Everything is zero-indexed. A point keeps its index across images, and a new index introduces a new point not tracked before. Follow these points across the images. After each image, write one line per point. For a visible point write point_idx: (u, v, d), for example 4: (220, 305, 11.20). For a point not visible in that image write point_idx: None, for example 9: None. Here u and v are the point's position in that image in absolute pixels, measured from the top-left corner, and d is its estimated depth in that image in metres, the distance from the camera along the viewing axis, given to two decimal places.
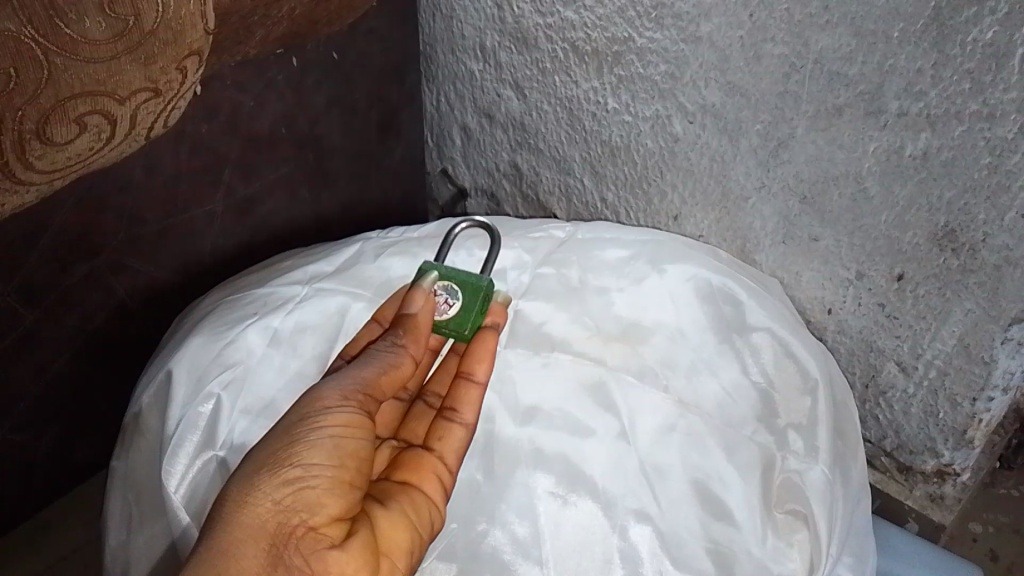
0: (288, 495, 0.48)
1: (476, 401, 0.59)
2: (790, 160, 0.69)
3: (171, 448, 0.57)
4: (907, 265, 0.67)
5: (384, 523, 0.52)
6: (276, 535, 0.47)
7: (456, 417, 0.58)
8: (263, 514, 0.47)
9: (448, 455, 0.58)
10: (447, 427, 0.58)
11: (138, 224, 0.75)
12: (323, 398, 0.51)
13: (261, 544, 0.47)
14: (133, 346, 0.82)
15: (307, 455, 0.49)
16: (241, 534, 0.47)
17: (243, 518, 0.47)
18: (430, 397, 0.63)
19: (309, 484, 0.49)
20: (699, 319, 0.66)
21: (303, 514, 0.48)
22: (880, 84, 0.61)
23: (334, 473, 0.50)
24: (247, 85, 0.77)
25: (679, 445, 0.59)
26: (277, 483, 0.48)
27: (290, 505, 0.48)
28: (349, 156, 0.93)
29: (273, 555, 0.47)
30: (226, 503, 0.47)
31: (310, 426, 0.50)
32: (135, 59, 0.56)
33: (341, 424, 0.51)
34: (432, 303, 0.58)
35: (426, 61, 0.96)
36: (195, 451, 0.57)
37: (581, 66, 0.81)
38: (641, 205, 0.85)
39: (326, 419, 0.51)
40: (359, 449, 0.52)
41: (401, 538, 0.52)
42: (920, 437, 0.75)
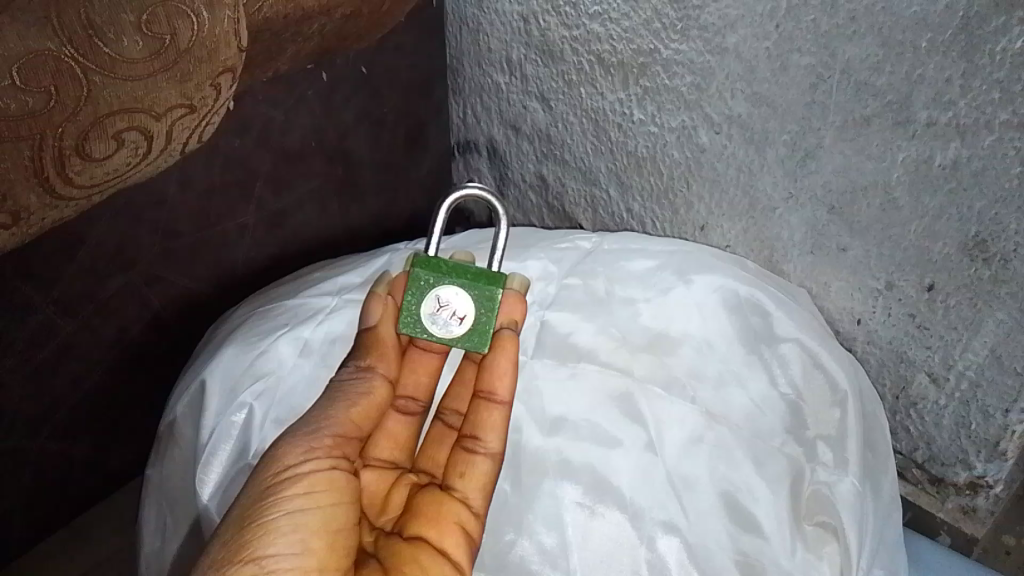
0: None
1: (500, 425, 0.59)
2: (817, 170, 0.69)
3: (206, 456, 0.58)
4: (937, 275, 0.67)
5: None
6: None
7: (474, 451, 0.58)
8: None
9: (466, 496, 0.58)
10: (466, 462, 0.59)
11: (172, 236, 0.77)
12: (280, 477, 0.53)
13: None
14: (167, 357, 0.83)
15: (268, 548, 0.50)
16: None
17: None
18: (449, 416, 0.65)
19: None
20: (726, 330, 0.66)
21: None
22: (909, 93, 0.61)
23: (294, 564, 0.50)
24: (278, 100, 0.79)
25: (707, 456, 0.59)
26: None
27: None
28: (377, 169, 0.94)
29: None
30: None
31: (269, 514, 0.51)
32: (171, 77, 0.57)
33: (302, 497, 0.53)
34: (389, 318, 0.60)
35: (453, 74, 0.97)
36: (230, 459, 0.58)
37: (606, 78, 0.81)
38: (667, 216, 0.85)
39: (287, 499, 0.52)
40: (324, 520, 0.53)
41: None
42: (952, 450, 0.74)
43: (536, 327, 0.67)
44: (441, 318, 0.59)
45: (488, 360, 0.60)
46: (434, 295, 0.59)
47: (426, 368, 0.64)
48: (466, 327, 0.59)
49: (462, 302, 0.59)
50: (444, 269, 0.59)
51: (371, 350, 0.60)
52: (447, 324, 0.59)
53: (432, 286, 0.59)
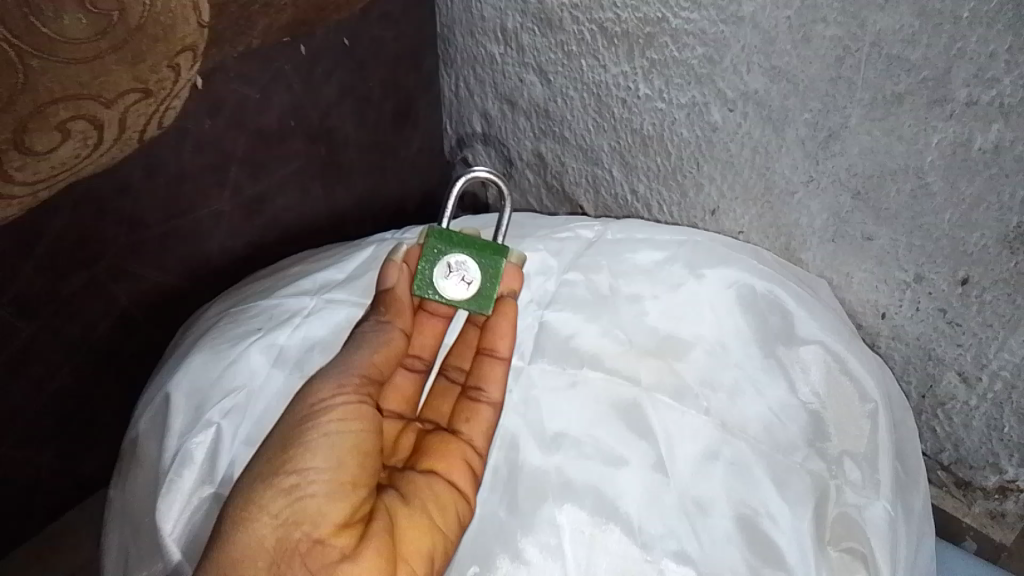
0: (286, 507, 0.49)
1: (500, 379, 0.58)
2: (841, 152, 0.63)
3: (167, 484, 0.53)
4: (972, 268, 0.61)
5: (401, 526, 0.52)
6: (280, 548, 0.48)
7: (480, 399, 0.57)
8: (263, 532, 0.48)
9: (474, 439, 0.57)
10: (472, 409, 0.57)
11: (139, 227, 0.70)
12: (309, 406, 0.52)
13: (266, 560, 0.48)
14: (140, 354, 0.78)
15: (302, 465, 0.49)
16: (247, 551, 0.47)
17: (245, 535, 0.48)
18: (452, 372, 0.62)
19: (305, 492, 0.49)
20: (742, 331, 0.60)
21: (308, 525, 0.48)
22: (948, 69, 0.54)
23: (325, 482, 0.50)
24: (253, 76, 0.72)
25: (722, 475, 0.54)
26: (273, 496, 0.49)
27: (289, 518, 0.48)
28: (362, 147, 0.88)
29: (279, 568, 0.47)
30: (228, 521, 0.48)
31: (302, 436, 0.50)
32: (121, 58, 0.51)
33: (336, 423, 0.51)
34: (406, 273, 0.57)
35: (443, 44, 0.90)
36: (193, 487, 0.53)
37: (609, 49, 0.74)
38: (675, 199, 0.78)
39: (319, 424, 0.51)
40: (355, 444, 0.52)
41: (417, 534, 0.52)
42: (981, 452, 0.69)
43: (534, 329, 0.61)
44: (449, 283, 0.58)
45: (490, 318, 0.58)
46: (446, 260, 0.58)
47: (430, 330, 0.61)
48: (473, 291, 0.58)
49: (471, 268, 0.58)
50: (456, 235, 0.58)
51: (387, 300, 0.57)
52: (454, 288, 0.58)
53: (442, 247, 0.58)
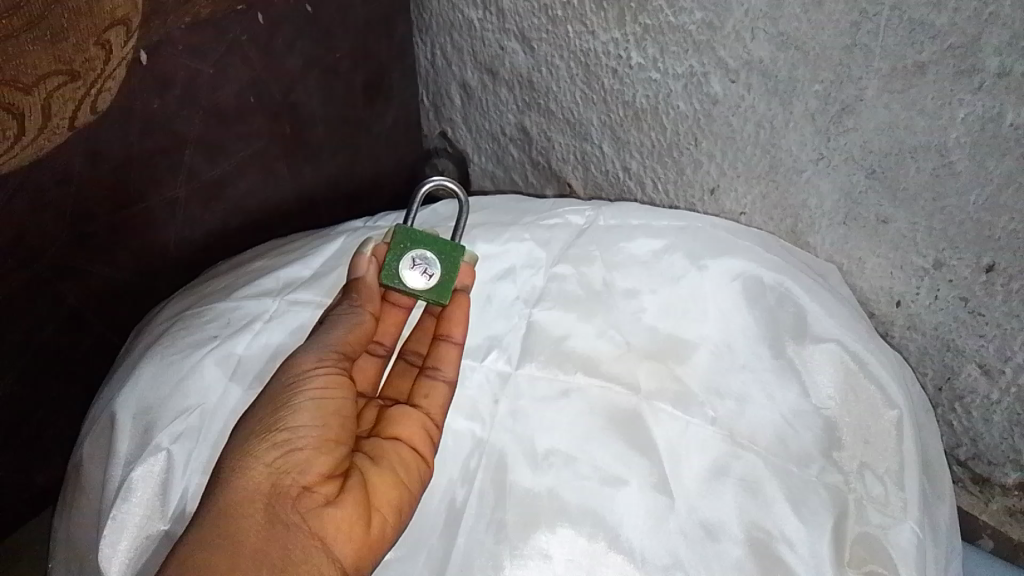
0: (277, 456, 0.45)
1: (456, 360, 0.53)
2: (855, 128, 0.55)
3: (111, 519, 0.50)
4: (999, 254, 0.54)
5: (377, 483, 0.48)
6: (273, 493, 0.44)
7: (438, 376, 0.53)
8: (256, 478, 0.44)
9: (434, 411, 0.52)
10: (431, 385, 0.53)
11: (83, 220, 0.63)
12: (295, 363, 0.48)
13: (259, 505, 0.44)
14: (90, 357, 0.71)
15: (293, 418, 0.47)
16: (239, 496, 0.44)
17: (239, 481, 0.44)
18: (411, 356, 0.57)
19: (296, 440, 0.46)
20: (748, 328, 0.56)
21: (298, 472, 0.45)
22: (978, 36, 0.47)
23: (314, 433, 0.47)
24: (205, 49, 0.64)
25: (734, 492, 0.50)
26: (266, 444, 0.45)
27: (281, 465, 0.45)
28: (331, 124, 0.81)
29: (273, 514, 0.44)
30: (223, 468, 0.45)
31: (290, 392, 0.47)
32: (38, 36, 0.45)
33: (323, 383, 0.48)
34: (376, 263, 0.53)
35: (417, 9, 0.83)
36: (141, 521, 0.50)
37: (598, 15, 0.66)
38: (671, 177, 0.70)
39: (305, 382, 0.48)
40: (339, 401, 0.49)
41: (392, 493, 0.49)
42: (1002, 448, 0.63)
43: (522, 329, 0.56)
44: (410, 273, 0.53)
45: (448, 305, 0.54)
46: (410, 252, 0.53)
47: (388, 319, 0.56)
48: (432, 283, 0.53)
49: (434, 262, 0.54)
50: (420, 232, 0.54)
51: (355, 286, 0.52)
52: (414, 279, 0.53)
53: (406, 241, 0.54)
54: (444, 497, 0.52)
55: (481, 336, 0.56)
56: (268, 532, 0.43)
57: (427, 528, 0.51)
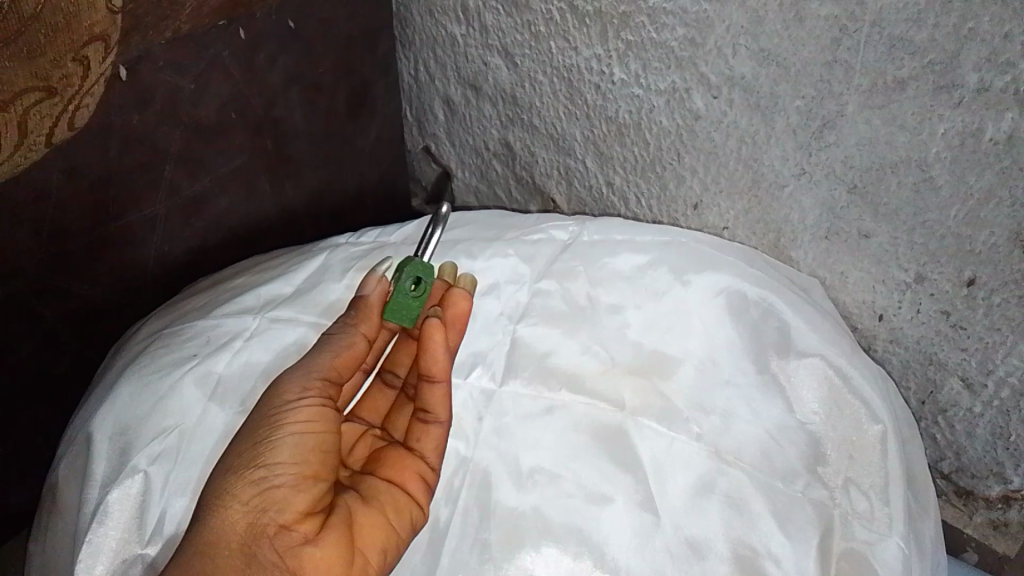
0: (255, 494, 0.45)
1: (443, 402, 0.50)
2: (836, 143, 0.56)
3: (87, 544, 0.49)
4: (980, 268, 0.54)
5: (364, 522, 0.48)
6: (251, 531, 0.44)
7: (429, 418, 0.51)
8: (233, 515, 0.44)
9: (429, 454, 0.51)
10: (422, 427, 0.51)
11: (62, 237, 0.62)
12: (276, 399, 0.48)
13: (232, 545, 0.43)
14: (67, 376, 0.70)
15: (272, 454, 0.46)
16: (214, 536, 0.43)
17: (215, 521, 0.44)
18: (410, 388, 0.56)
19: (276, 476, 0.45)
20: (734, 343, 0.56)
21: (278, 508, 0.45)
22: (957, 52, 0.47)
23: (295, 468, 0.46)
24: (186, 65, 0.64)
25: (718, 509, 0.50)
26: (245, 480, 0.45)
27: (258, 504, 0.44)
28: (314, 139, 0.80)
29: (250, 553, 0.43)
30: (200, 506, 0.44)
31: (270, 427, 0.47)
32: (14, 52, 0.46)
33: (304, 420, 0.47)
34: (384, 286, 0.53)
35: (400, 24, 0.82)
36: (119, 546, 0.49)
37: (581, 31, 0.66)
38: (654, 192, 0.70)
39: (286, 418, 0.47)
40: (319, 434, 0.48)
41: (378, 531, 0.48)
42: (985, 461, 0.62)
43: (506, 345, 0.56)
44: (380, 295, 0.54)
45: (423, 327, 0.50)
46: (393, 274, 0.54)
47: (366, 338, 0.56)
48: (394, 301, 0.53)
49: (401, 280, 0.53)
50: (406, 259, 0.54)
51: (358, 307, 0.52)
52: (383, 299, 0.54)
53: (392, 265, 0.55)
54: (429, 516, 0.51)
55: (464, 353, 0.56)
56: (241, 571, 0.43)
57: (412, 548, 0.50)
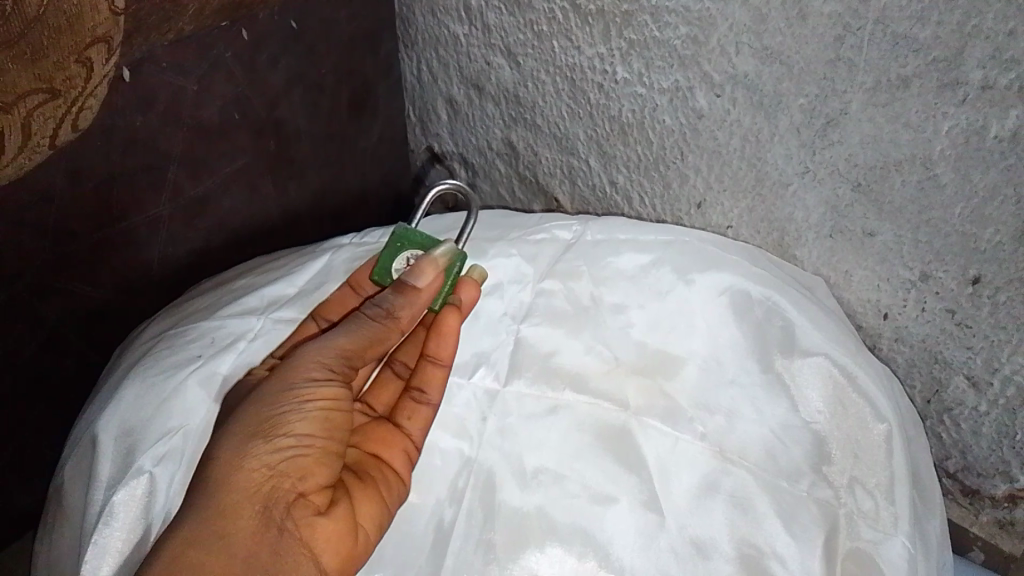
0: (276, 460, 0.45)
1: (440, 383, 0.54)
2: (840, 141, 0.55)
3: (91, 545, 0.49)
4: (985, 266, 0.54)
5: (362, 498, 0.49)
6: (272, 497, 0.44)
7: (423, 398, 0.54)
8: (255, 481, 0.44)
9: (416, 432, 0.54)
10: (414, 406, 0.54)
11: (65, 238, 0.62)
12: (300, 368, 0.48)
13: (253, 506, 0.44)
14: (72, 377, 0.70)
15: (295, 423, 0.46)
16: (237, 494, 0.43)
17: (238, 479, 0.44)
18: (398, 366, 0.58)
19: (294, 447, 0.46)
20: (737, 343, 0.56)
21: (296, 479, 0.46)
22: (961, 49, 0.47)
23: (309, 441, 0.47)
24: (189, 65, 0.64)
25: (722, 508, 0.50)
26: (267, 447, 0.45)
27: (279, 470, 0.45)
28: (317, 140, 0.80)
29: (269, 519, 0.44)
30: (220, 463, 0.44)
31: (297, 397, 0.47)
32: (18, 55, 0.45)
33: (329, 395, 0.48)
34: (435, 274, 0.52)
35: (403, 25, 0.82)
36: (124, 547, 0.49)
37: (584, 30, 0.66)
38: (657, 191, 0.70)
39: (314, 391, 0.47)
40: (336, 409, 0.48)
41: (375, 507, 0.49)
42: (991, 460, 0.62)
43: (510, 345, 0.56)
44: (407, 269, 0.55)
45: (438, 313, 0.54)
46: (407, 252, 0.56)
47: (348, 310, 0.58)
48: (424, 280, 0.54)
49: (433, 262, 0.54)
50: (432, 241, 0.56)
51: (401, 291, 0.51)
52: None
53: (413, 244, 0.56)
54: (431, 516, 0.51)
55: (468, 353, 0.56)
56: (260, 537, 0.43)
57: (416, 548, 0.50)
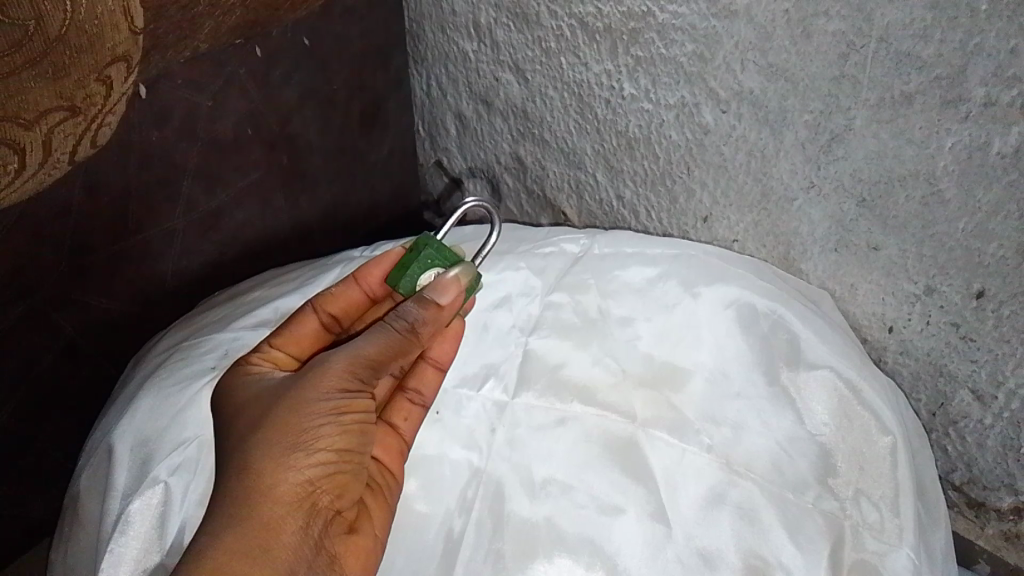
0: (312, 475, 0.45)
1: (435, 382, 0.55)
2: (844, 157, 0.56)
3: (107, 553, 0.50)
4: (989, 281, 0.55)
5: (371, 505, 0.50)
6: (306, 514, 0.45)
7: (417, 398, 0.54)
8: (291, 497, 0.44)
9: (408, 431, 0.54)
10: (406, 405, 0.54)
11: (83, 252, 0.63)
12: (337, 378, 0.46)
13: (291, 522, 0.44)
14: (87, 388, 0.71)
15: (329, 438, 0.46)
16: (275, 511, 0.44)
17: (275, 496, 0.44)
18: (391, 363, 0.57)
19: (327, 462, 0.46)
20: (744, 356, 0.56)
21: (329, 495, 0.46)
22: (963, 67, 0.48)
23: (340, 453, 0.47)
24: (204, 82, 0.65)
25: (729, 520, 0.50)
26: (303, 461, 0.45)
27: (313, 485, 0.45)
28: (328, 154, 0.82)
29: (304, 536, 0.45)
30: (257, 476, 0.44)
31: (333, 411, 0.46)
32: (40, 73, 0.46)
33: (362, 408, 0.47)
34: (460, 292, 0.51)
35: (413, 41, 0.83)
36: (139, 556, 0.50)
37: (591, 46, 0.67)
38: (664, 205, 0.70)
39: (348, 405, 0.47)
40: (369, 421, 0.48)
41: (383, 512, 0.50)
42: (996, 473, 0.62)
43: (518, 358, 0.57)
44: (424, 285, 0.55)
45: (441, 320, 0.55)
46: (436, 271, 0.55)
47: (345, 299, 0.56)
48: None
49: None
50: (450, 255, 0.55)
51: (428, 304, 0.50)
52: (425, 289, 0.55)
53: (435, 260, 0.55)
54: (442, 525, 0.51)
55: (478, 364, 0.57)
56: (296, 555, 0.44)
57: (425, 556, 0.51)
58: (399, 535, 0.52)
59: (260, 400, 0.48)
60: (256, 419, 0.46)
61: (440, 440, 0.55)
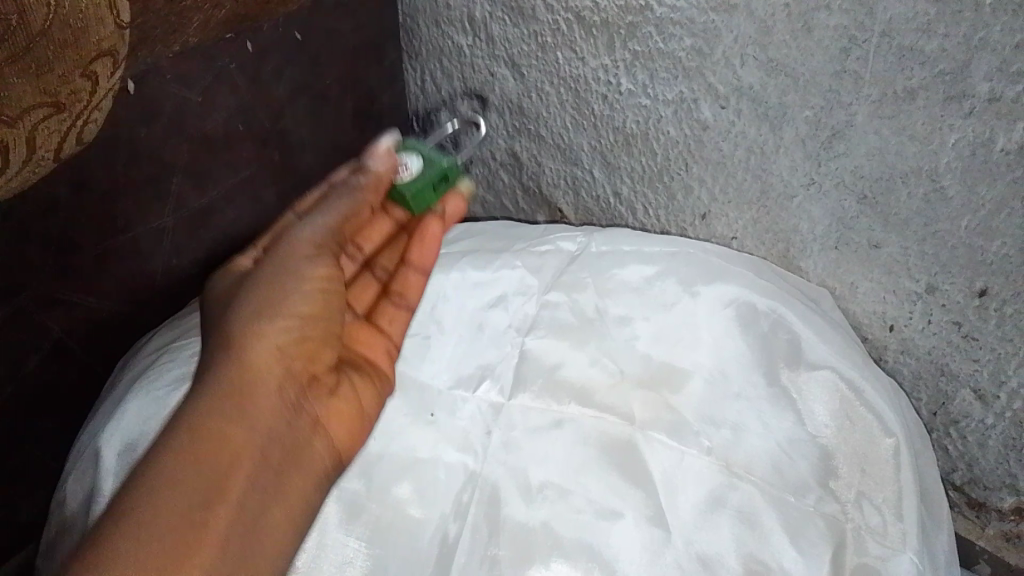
0: (279, 346, 0.49)
1: (421, 288, 0.59)
2: (845, 153, 0.55)
3: None
4: (992, 279, 0.54)
5: (357, 381, 0.54)
6: (280, 378, 0.48)
7: (401, 301, 0.59)
8: (265, 363, 0.48)
9: (394, 333, 0.58)
10: (392, 310, 0.58)
11: (71, 251, 0.62)
12: (301, 246, 0.51)
13: (263, 379, 0.48)
14: (75, 389, 0.70)
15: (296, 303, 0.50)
16: (244, 375, 0.47)
17: (248, 358, 0.48)
18: (379, 271, 0.60)
19: (298, 326, 0.50)
20: (743, 356, 0.56)
21: (301, 362, 0.50)
22: (968, 62, 0.47)
23: (308, 322, 0.51)
24: (194, 77, 0.64)
25: (724, 525, 0.49)
26: (276, 319, 0.49)
27: (284, 351, 0.49)
28: (321, 150, 0.80)
29: (279, 400, 0.48)
30: (225, 346, 0.48)
31: (296, 278, 0.50)
32: (24, 69, 0.44)
33: (326, 278, 0.52)
34: (394, 158, 0.54)
35: (407, 36, 0.82)
36: None
37: (588, 41, 0.66)
38: (661, 202, 0.70)
39: (309, 271, 0.51)
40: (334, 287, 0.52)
41: (369, 395, 0.54)
42: (998, 473, 0.61)
43: (514, 358, 0.57)
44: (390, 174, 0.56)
45: (418, 220, 0.58)
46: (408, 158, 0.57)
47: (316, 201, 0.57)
48: (410, 178, 0.56)
49: (417, 164, 0.57)
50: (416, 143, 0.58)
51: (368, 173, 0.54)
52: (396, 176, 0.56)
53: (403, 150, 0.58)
54: (435, 534, 0.50)
55: (474, 366, 0.57)
56: (274, 417, 0.48)
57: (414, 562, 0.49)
58: (394, 541, 0.50)
59: (229, 288, 0.52)
60: (222, 309, 0.50)
61: (434, 444, 0.54)
